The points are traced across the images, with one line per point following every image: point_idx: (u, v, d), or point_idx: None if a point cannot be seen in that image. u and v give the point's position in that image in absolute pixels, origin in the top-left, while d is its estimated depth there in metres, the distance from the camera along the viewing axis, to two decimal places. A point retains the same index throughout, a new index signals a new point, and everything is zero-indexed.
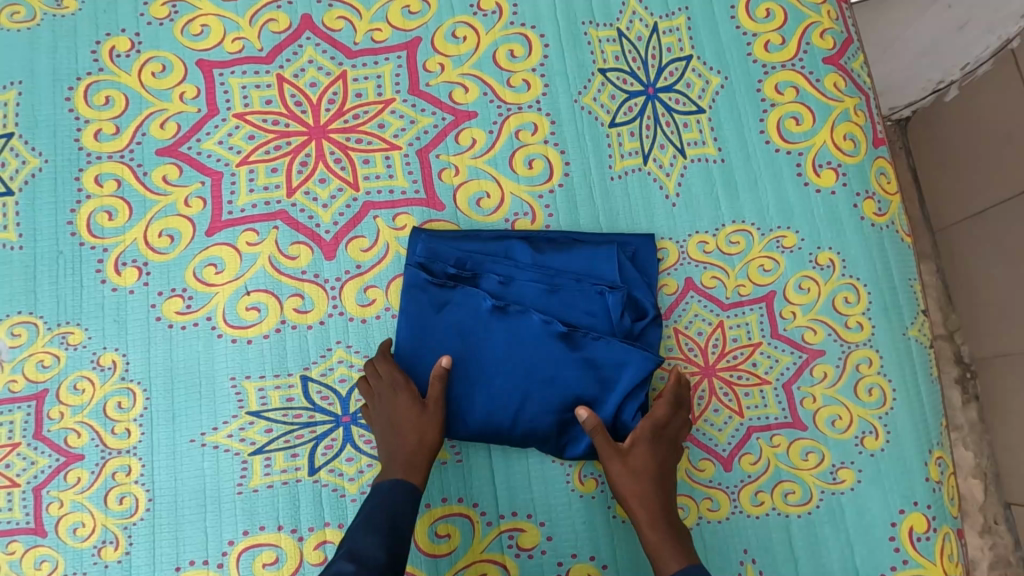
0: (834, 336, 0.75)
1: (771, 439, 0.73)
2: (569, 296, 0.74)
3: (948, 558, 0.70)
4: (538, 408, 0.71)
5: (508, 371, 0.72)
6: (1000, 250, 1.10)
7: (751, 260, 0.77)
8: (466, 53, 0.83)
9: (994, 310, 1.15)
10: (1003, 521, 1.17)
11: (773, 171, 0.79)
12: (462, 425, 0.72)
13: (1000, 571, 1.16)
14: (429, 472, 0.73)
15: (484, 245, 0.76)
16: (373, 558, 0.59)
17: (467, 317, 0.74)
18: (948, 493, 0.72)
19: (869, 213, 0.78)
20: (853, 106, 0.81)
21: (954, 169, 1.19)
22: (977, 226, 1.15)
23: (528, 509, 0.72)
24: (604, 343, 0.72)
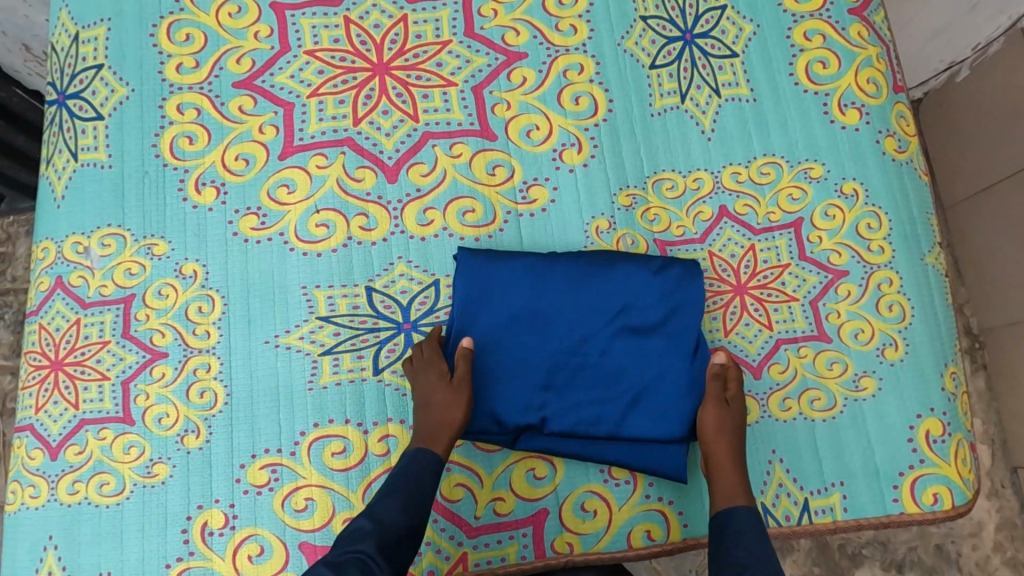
0: (857, 259, 0.81)
1: (798, 350, 0.79)
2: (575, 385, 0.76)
3: (961, 461, 0.76)
4: (599, 382, 0.75)
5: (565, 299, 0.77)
6: (1005, 222, 1.19)
7: (781, 190, 0.83)
8: (518, 0, 0.90)
9: (1001, 287, 1.22)
10: (1009, 484, 1.24)
11: (802, 110, 0.86)
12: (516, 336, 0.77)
13: (1006, 531, 1.22)
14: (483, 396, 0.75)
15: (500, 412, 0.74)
16: (390, 517, 0.65)
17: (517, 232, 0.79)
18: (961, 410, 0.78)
19: (890, 149, 0.85)
20: (875, 53, 0.88)
21: (955, 144, 1.27)
22: (987, 198, 1.22)
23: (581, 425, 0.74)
24: (651, 257, 0.78)
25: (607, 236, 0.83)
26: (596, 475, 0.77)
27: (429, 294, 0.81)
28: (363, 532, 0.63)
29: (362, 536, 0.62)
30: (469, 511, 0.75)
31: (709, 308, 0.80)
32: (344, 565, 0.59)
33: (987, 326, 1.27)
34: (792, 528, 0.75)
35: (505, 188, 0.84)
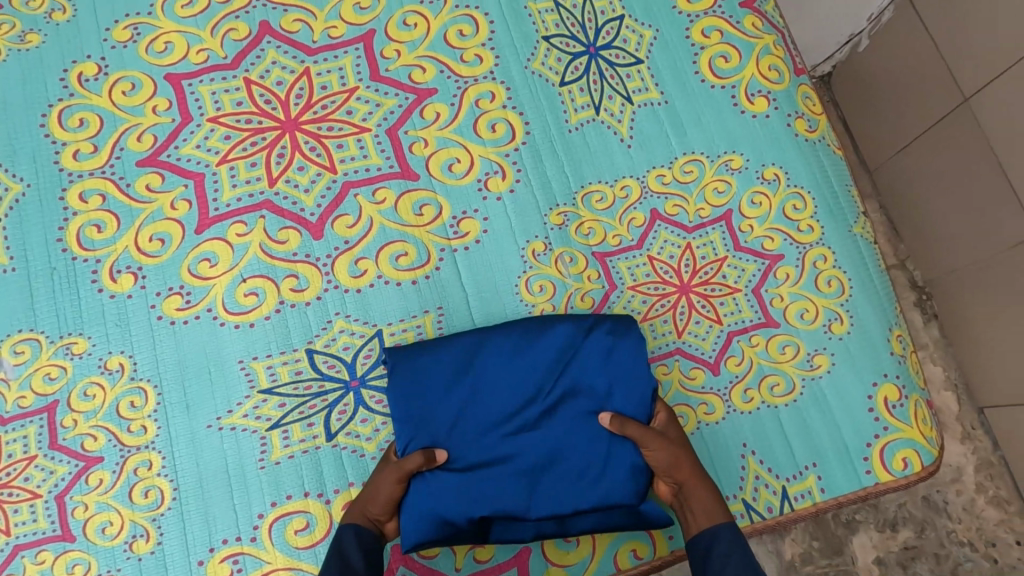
0: (790, 241, 0.82)
1: (750, 340, 0.79)
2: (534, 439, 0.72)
3: (922, 422, 0.78)
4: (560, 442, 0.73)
5: (519, 367, 0.74)
6: (927, 178, 1.25)
7: (706, 186, 0.84)
8: (419, 38, 0.89)
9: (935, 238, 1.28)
10: (979, 425, 1.29)
11: (712, 104, 0.87)
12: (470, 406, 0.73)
13: (985, 471, 1.27)
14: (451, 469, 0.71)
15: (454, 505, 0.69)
16: None
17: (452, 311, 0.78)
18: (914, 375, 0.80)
19: (801, 130, 0.87)
20: (772, 41, 0.90)
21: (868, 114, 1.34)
22: (908, 161, 1.28)
23: (551, 502, 0.71)
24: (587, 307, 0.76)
25: (545, 257, 0.82)
26: None
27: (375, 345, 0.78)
28: None
29: None
30: (450, 564, 0.72)
31: (657, 313, 0.80)
32: None
33: (930, 278, 1.32)
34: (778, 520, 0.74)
35: (436, 226, 0.82)
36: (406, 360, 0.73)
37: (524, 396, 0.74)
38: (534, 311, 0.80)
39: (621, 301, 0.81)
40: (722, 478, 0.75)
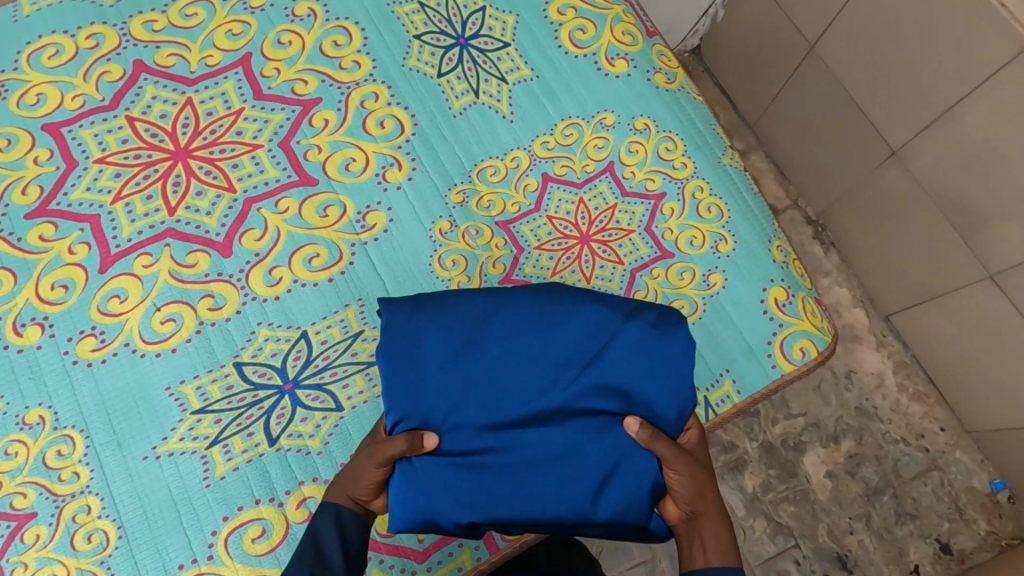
0: (669, 179, 0.90)
1: (651, 273, 0.86)
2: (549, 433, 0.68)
3: (811, 314, 0.87)
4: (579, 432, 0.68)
5: (535, 361, 0.70)
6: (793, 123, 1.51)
7: (587, 144, 0.92)
8: (295, 54, 0.93)
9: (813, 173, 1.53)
10: (888, 332, 1.51)
11: (578, 72, 0.95)
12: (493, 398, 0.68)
13: (902, 371, 1.48)
14: (450, 470, 0.66)
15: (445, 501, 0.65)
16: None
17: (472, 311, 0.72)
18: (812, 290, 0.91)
19: (661, 83, 0.97)
20: (621, 10, 1.00)
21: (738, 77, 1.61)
22: (778, 112, 1.55)
23: (539, 502, 0.66)
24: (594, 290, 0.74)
25: (451, 234, 0.86)
26: None
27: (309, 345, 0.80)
28: None
29: None
30: (413, 537, 0.74)
31: (564, 265, 0.86)
32: None
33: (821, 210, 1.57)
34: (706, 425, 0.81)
35: (343, 224, 0.86)
36: (413, 352, 0.69)
37: (550, 380, 0.69)
38: (450, 284, 0.84)
39: (531, 261, 0.86)
40: None
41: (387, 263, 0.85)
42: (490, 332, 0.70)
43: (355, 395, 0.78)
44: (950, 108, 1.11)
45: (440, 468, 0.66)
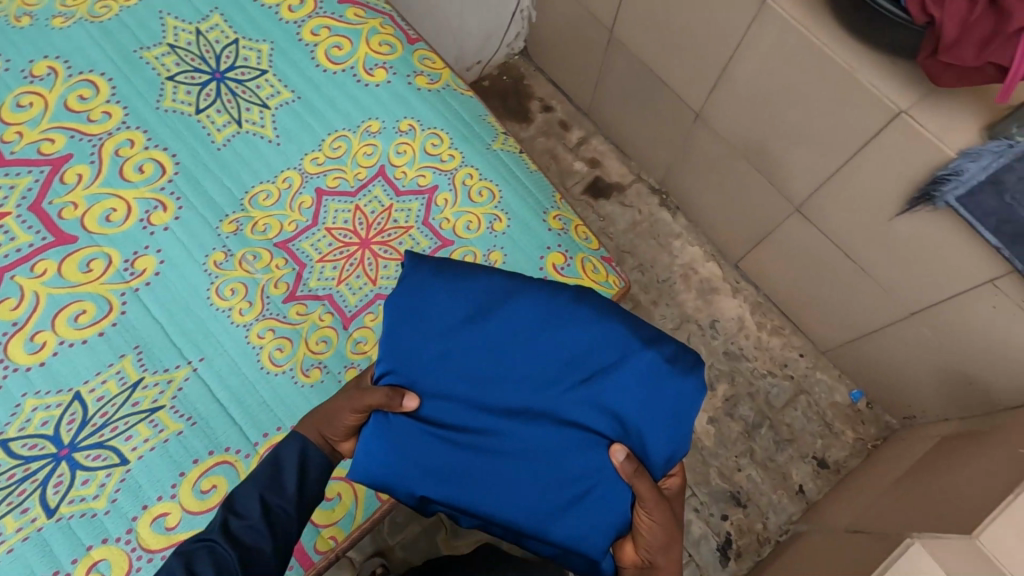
0: (439, 171, 1.10)
1: (437, 258, 1.05)
2: (533, 427, 0.92)
3: (591, 272, 1.07)
4: (546, 425, 0.92)
5: (547, 354, 0.95)
6: (632, 105, 1.93)
7: (356, 152, 1.11)
8: (36, 113, 1.08)
9: (654, 158, 2.02)
10: (741, 279, 1.95)
11: (338, 85, 1.15)
12: (499, 386, 0.95)
13: (760, 310, 1.91)
14: (432, 442, 0.93)
15: (419, 459, 0.92)
16: (249, 491, 0.87)
17: (490, 326, 0.96)
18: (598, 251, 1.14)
19: (423, 84, 1.17)
20: (378, 22, 1.20)
21: (580, 78, 2.09)
22: (610, 115, 2.07)
23: (489, 501, 0.92)
24: (554, 289, 0.99)
25: (226, 263, 1.04)
26: (317, 459, 0.94)
27: (157, 393, 0.96)
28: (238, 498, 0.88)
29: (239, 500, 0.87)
30: None
31: (350, 272, 1.05)
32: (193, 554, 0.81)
33: (667, 177, 2.02)
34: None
35: (108, 276, 1.01)
36: (418, 324, 0.96)
37: (544, 380, 0.94)
38: (232, 313, 1.02)
39: (314, 275, 1.05)
40: None
41: (177, 320, 1.01)
42: (502, 320, 0.96)
43: (141, 445, 0.93)
44: (751, 28, 1.37)
45: (419, 432, 0.93)
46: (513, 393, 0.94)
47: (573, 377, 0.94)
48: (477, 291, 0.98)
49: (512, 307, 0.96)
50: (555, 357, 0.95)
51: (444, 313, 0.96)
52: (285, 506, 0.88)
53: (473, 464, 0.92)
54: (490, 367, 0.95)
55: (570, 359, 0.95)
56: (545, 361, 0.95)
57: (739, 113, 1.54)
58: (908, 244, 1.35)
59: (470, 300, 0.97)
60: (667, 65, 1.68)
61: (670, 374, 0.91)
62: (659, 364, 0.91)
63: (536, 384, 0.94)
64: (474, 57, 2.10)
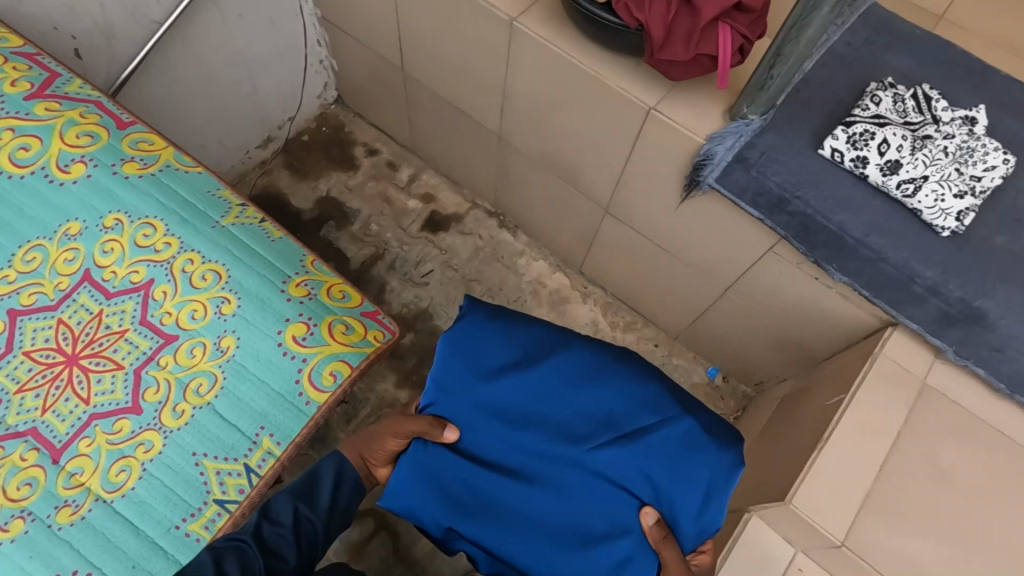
0: (154, 265, 1.17)
1: (160, 359, 1.12)
2: (606, 453, 0.99)
3: (336, 337, 1.20)
4: (602, 461, 0.99)
5: (581, 410, 1.03)
6: (444, 137, 1.94)
7: (56, 260, 1.15)
8: None
9: (477, 182, 2.03)
10: (585, 283, 1.99)
11: (29, 190, 1.17)
12: (541, 419, 1.03)
13: (609, 309, 1.95)
14: (465, 479, 1.02)
15: (490, 467, 1.02)
16: (281, 504, 0.98)
17: (529, 377, 1.05)
18: (360, 306, 1.28)
19: (132, 171, 1.22)
20: (75, 113, 1.23)
21: (394, 116, 2.07)
22: (431, 148, 2.06)
23: (528, 551, 0.96)
24: (581, 353, 1.07)
25: None
26: None
27: None
28: (264, 513, 0.96)
29: (265, 514, 0.96)
30: None
31: (60, 394, 1.08)
32: (222, 552, 0.88)
33: (495, 199, 2.04)
34: (241, 476, 1.09)
35: None
36: (461, 368, 1.07)
37: (581, 430, 1.02)
38: None
39: (15, 404, 1.06)
40: (188, 486, 1.06)
41: None
42: (546, 368, 1.05)
43: None
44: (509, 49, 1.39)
45: (456, 462, 1.03)
46: (583, 409, 1.03)
47: (617, 422, 1.01)
48: (528, 341, 1.09)
49: (568, 355, 1.07)
50: (605, 405, 1.03)
51: (488, 359, 1.07)
52: (313, 521, 0.99)
53: (546, 458, 1.01)
54: (529, 408, 1.04)
55: (606, 417, 1.02)
56: (603, 405, 1.03)
57: (527, 131, 1.59)
58: (695, 226, 1.41)
59: (516, 352, 1.08)
60: (460, 95, 1.69)
61: (707, 445, 0.98)
62: (675, 445, 0.98)
63: (572, 431, 1.02)
64: (281, 115, 2.04)
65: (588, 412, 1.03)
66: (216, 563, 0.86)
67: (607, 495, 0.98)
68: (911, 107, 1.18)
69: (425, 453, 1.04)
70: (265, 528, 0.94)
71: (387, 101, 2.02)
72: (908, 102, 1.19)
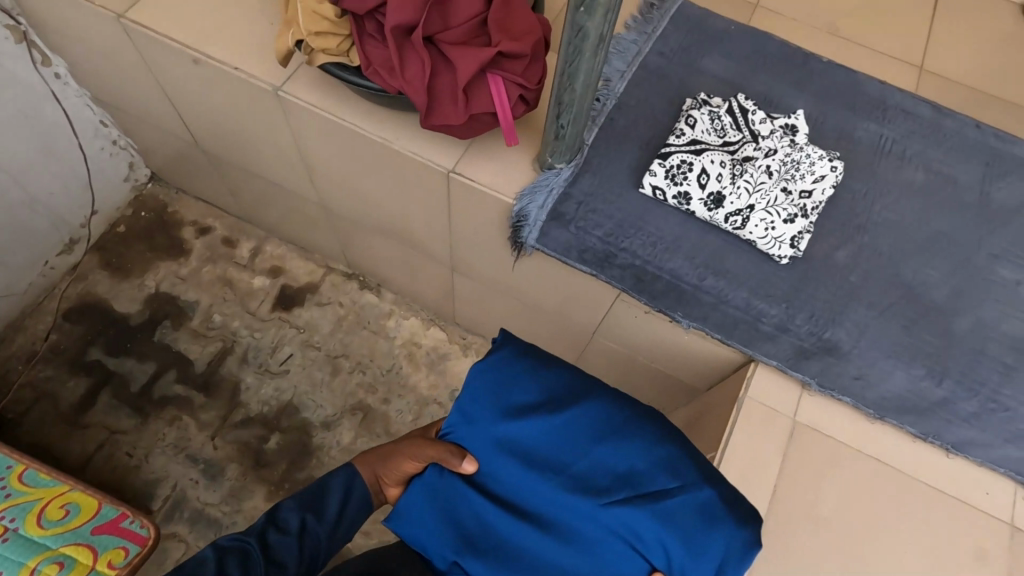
0: None
1: None
2: (619, 507, 0.74)
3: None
4: (619, 517, 0.74)
5: (606, 459, 0.77)
6: (273, 207, 1.72)
7: None
8: None
9: (323, 246, 1.82)
10: (463, 333, 1.83)
11: None
12: (558, 462, 0.78)
13: None
14: (482, 513, 0.80)
15: (496, 506, 0.79)
16: (291, 514, 0.81)
17: (549, 421, 0.79)
18: (88, 523, 1.14)
19: None
20: None
21: (217, 189, 1.82)
22: (266, 218, 1.83)
23: None
24: (605, 402, 0.80)
25: None
26: None
27: None
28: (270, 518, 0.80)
29: (269, 518, 0.80)
30: None
31: None
32: (227, 551, 0.74)
33: (349, 261, 1.84)
34: None
35: None
36: (476, 405, 0.82)
37: (605, 475, 0.77)
38: None
39: None
40: None
41: None
42: (568, 416, 0.79)
43: None
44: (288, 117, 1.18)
45: (465, 495, 0.81)
46: (599, 462, 0.77)
47: (642, 475, 0.75)
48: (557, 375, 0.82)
49: (586, 406, 0.80)
50: (630, 457, 0.76)
51: (512, 394, 0.81)
52: (316, 529, 0.82)
53: (553, 500, 0.77)
54: (548, 454, 0.79)
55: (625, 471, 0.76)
56: (630, 456, 0.76)
57: (344, 196, 1.40)
58: (541, 282, 1.27)
59: (552, 392, 0.81)
60: (266, 166, 1.47)
61: (725, 524, 0.71)
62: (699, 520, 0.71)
63: (591, 472, 0.77)
64: (78, 217, 1.75)
65: (610, 460, 0.77)
66: (218, 559, 0.73)
67: (617, 555, 0.74)
68: (728, 124, 1.07)
69: (433, 484, 0.82)
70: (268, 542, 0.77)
71: (204, 175, 1.77)
72: (724, 119, 1.07)
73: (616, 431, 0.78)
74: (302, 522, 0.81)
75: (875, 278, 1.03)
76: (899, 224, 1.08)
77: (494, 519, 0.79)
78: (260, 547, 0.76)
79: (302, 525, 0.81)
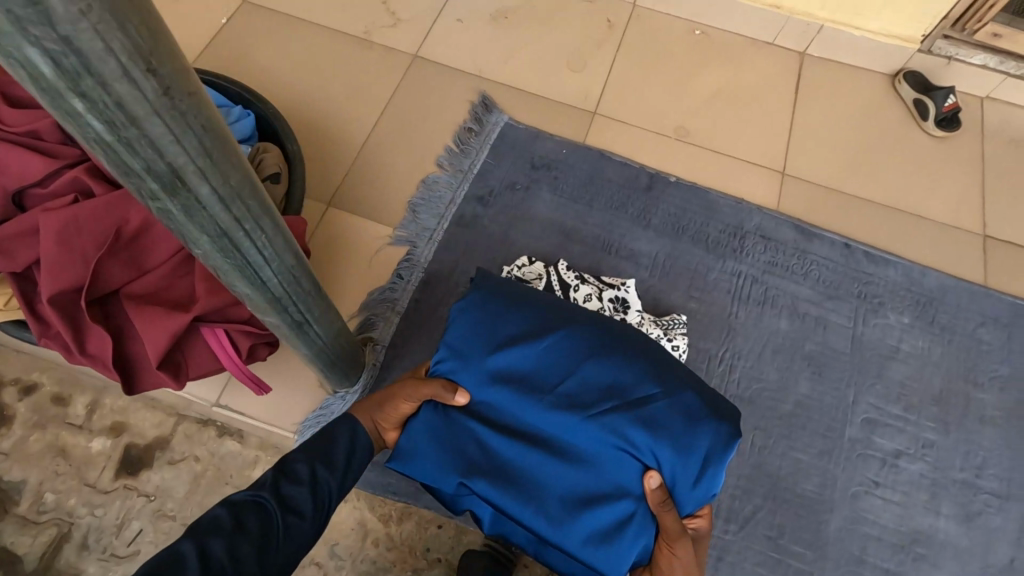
0: None
1: None
2: (613, 421, 0.62)
3: None
4: (617, 421, 0.62)
5: (603, 373, 0.65)
6: None
7: None
8: None
9: None
10: None
11: None
12: (545, 386, 0.65)
13: None
14: (478, 435, 0.64)
15: (492, 425, 0.65)
16: (299, 467, 0.58)
17: (529, 363, 0.66)
18: None
19: None
20: None
21: None
22: None
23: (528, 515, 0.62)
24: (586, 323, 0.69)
25: None
26: None
27: None
28: (263, 483, 0.56)
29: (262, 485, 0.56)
30: None
31: None
32: (241, 509, 0.52)
33: None
34: None
35: None
36: (466, 334, 0.68)
37: (595, 389, 0.64)
38: None
39: None
40: None
41: None
42: (555, 347, 0.66)
43: None
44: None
45: (463, 424, 0.65)
46: (593, 375, 0.65)
47: (637, 379, 0.65)
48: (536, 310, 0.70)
49: (566, 323, 0.69)
50: (622, 365, 0.65)
51: (497, 328, 0.68)
52: (329, 481, 0.59)
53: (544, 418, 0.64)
54: (545, 368, 0.66)
55: (618, 381, 0.65)
56: (621, 373, 0.65)
57: None
58: None
59: (536, 319, 0.68)
60: None
61: (706, 426, 0.63)
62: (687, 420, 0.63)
63: (586, 386, 0.64)
64: None
65: (607, 368, 0.65)
66: (233, 517, 0.51)
67: (614, 464, 0.62)
68: None
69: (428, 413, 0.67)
70: (285, 503, 0.55)
71: None
72: None
73: (605, 342, 0.67)
74: (310, 486, 0.58)
75: (733, 477, 0.87)
76: (760, 397, 0.92)
77: (493, 441, 0.64)
78: (272, 512, 0.54)
79: (312, 479, 0.58)
